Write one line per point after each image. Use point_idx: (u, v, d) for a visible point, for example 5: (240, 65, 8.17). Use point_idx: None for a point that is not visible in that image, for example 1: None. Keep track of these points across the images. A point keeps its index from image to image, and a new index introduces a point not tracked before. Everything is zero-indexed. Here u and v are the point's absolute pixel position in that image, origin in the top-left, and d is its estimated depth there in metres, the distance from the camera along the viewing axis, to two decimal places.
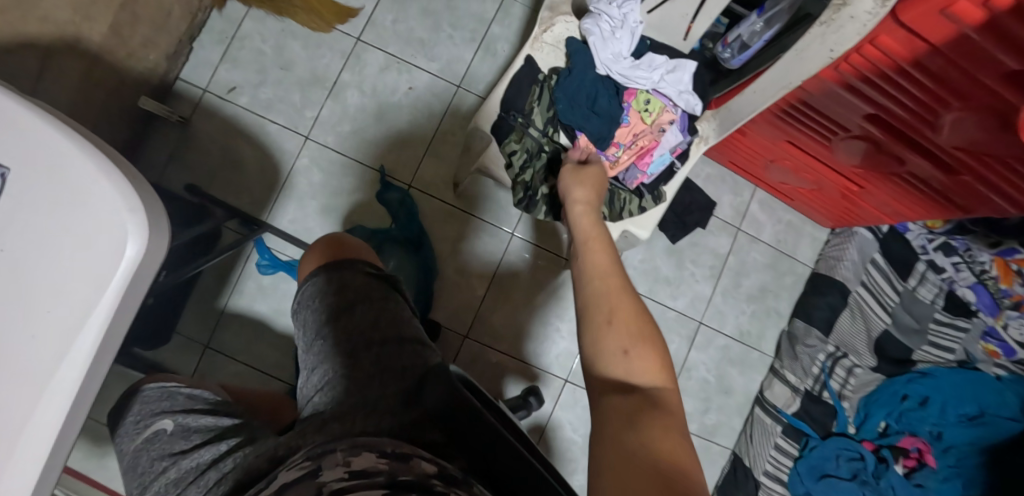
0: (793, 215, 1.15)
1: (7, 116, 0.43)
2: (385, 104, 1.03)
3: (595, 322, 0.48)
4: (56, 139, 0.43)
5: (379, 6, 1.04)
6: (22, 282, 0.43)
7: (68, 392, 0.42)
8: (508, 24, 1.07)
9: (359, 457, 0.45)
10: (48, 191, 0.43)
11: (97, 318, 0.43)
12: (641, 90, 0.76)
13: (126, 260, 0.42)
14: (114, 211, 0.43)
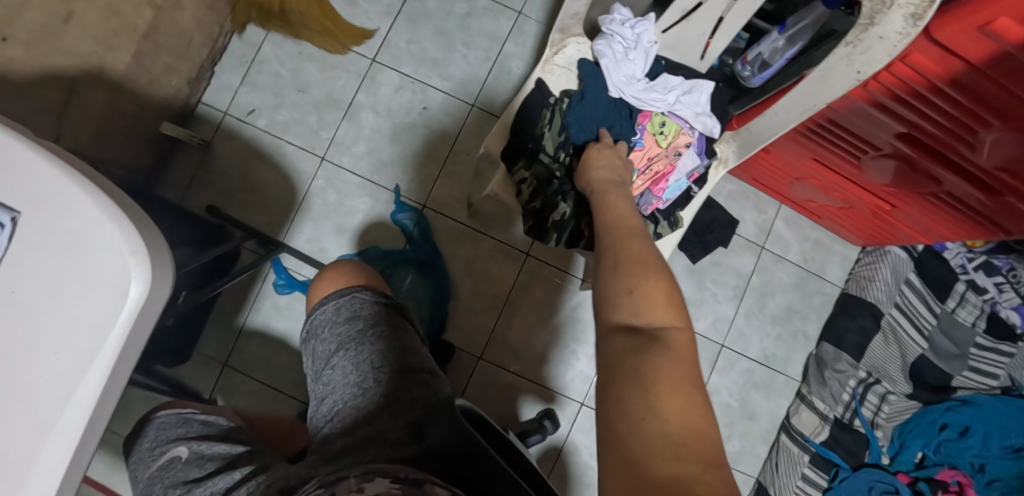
0: (821, 233, 1.10)
1: (15, 158, 0.41)
2: (399, 124, 1.03)
3: (606, 273, 0.47)
4: (62, 180, 0.40)
5: (394, 27, 1.05)
6: (25, 329, 0.39)
7: (70, 441, 0.39)
8: (522, 41, 1.06)
9: (373, 483, 0.44)
10: (54, 234, 0.40)
11: (98, 366, 0.39)
12: (656, 112, 0.74)
13: (130, 303, 0.39)
14: (116, 254, 0.39)
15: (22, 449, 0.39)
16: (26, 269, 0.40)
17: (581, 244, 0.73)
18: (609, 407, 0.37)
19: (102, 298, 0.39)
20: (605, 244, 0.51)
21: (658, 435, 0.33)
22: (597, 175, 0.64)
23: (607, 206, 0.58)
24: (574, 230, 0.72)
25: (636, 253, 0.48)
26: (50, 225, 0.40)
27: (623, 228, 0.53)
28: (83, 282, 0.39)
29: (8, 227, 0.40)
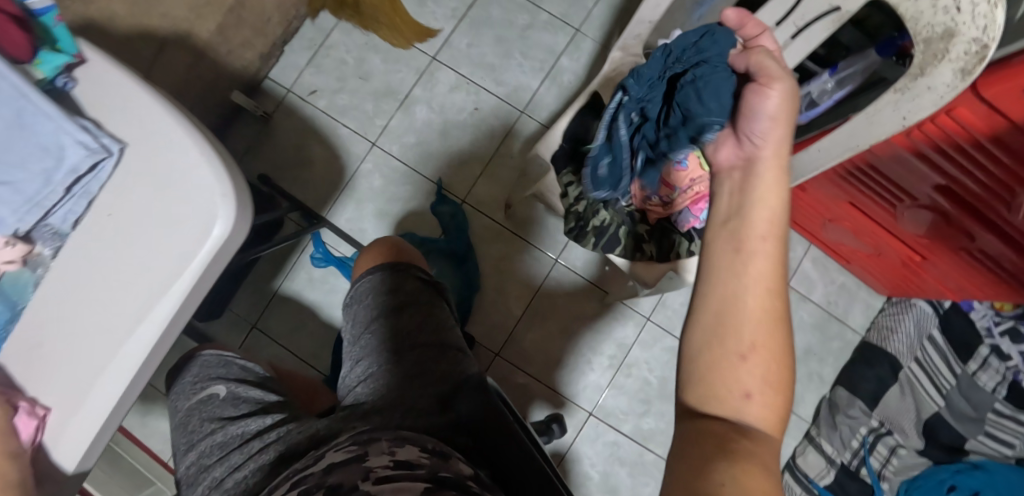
0: (847, 278, 1.11)
1: (133, 98, 0.45)
2: (450, 121, 1.08)
3: (726, 345, 0.40)
4: (171, 123, 0.44)
5: (457, 30, 1.10)
6: (118, 247, 0.44)
7: (137, 355, 0.42)
8: (577, 58, 1.10)
9: (403, 449, 0.48)
10: (155, 169, 0.44)
11: (171, 294, 0.42)
12: None
13: (212, 240, 0.42)
14: (209, 194, 0.43)
15: (91, 358, 0.43)
16: (125, 198, 0.44)
17: (618, 251, 0.76)
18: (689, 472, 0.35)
19: (188, 233, 0.43)
20: (737, 286, 0.42)
21: None
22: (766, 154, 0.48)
23: (760, 210, 0.45)
24: (611, 240, 0.75)
25: (769, 338, 0.40)
26: (151, 161, 0.44)
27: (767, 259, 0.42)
28: (172, 215, 0.43)
29: (117, 157, 0.44)
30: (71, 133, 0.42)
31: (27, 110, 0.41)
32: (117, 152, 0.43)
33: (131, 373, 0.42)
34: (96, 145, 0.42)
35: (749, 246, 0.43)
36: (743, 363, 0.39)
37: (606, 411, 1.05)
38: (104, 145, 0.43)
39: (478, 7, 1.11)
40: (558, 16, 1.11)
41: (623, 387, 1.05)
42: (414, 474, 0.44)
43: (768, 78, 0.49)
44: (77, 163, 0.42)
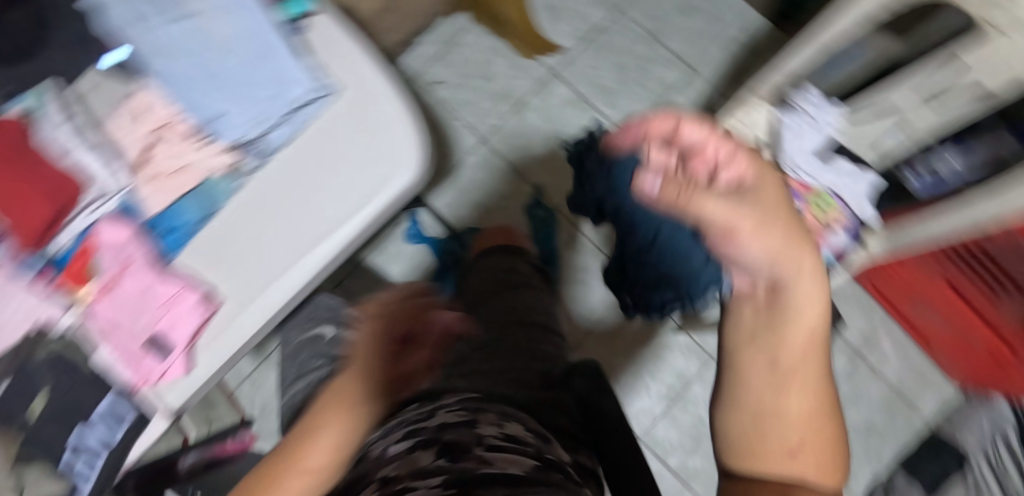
0: (924, 363, 1.09)
1: (351, 52, 0.52)
2: (559, 132, 1.13)
3: (759, 441, 0.30)
4: (380, 78, 0.52)
5: (581, 51, 1.17)
6: (311, 172, 0.51)
7: (313, 267, 0.50)
8: (689, 97, 1.15)
9: (511, 424, 0.52)
10: (357, 114, 0.51)
11: (353, 223, 0.50)
12: (819, 187, 0.79)
13: (397, 185, 0.50)
14: (401, 146, 0.50)
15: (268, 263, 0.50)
16: (326, 134, 0.51)
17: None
18: None
19: (377, 175, 0.50)
20: (775, 398, 0.30)
21: None
22: (797, 276, 0.31)
23: (810, 315, 0.31)
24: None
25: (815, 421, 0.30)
26: (354, 107, 0.51)
27: (819, 345, 0.31)
28: (363, 156, 0.50)
29: (329, 97, 0.51)
30: (304, 74, 0.51)
31: (271, 45, 0.51)
32: (332, 93, 0.51)
33: (302, 282, 0.50)
34: (320, 83, 0.51)
35: (789, 357, 0.30)
36: (784, 472, 0.29)
37: (655, 441, 1.05)
38: (324, 87, 0.51)
39: (605, 33, 1.18)
40: (677, 54, 1.17)
41: (676, 420, 1.06)
42: (524, 450, 0.48)
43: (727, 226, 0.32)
44: (301, 98, 0.51)
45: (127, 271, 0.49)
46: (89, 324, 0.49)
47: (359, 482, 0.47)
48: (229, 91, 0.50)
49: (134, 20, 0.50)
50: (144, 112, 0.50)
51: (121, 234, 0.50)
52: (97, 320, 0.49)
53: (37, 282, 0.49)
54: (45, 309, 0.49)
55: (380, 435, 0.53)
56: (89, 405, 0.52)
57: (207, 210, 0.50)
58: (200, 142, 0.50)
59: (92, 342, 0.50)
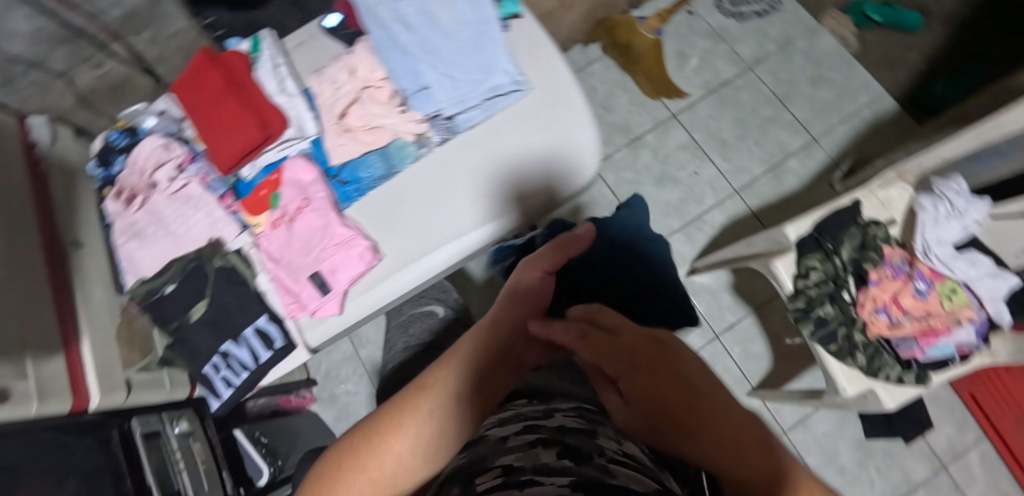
0: (1011, 488, 1.01)
1: (545, 56, 0.63)
2: (669, 174, 1.15)
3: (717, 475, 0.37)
4: (566, 81, 0.63)
5: (704, 99, 1.19)
6: (500, 154, 0.61)
7: (495, 230, 0.60)
8: (806, 164, 1.16)
9: (627, 444, 0.54)
10: (543, 109, 0.62)
11: (535, 199, 0.61)
12: (951, 277, 0.76)
13: (574, 172, 0.61)
14: (579, 140, 0.61)
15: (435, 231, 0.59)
16: (521, 125, 0.61)
17: (830, 349, 0.75)
18: None
19: (559, 161, 0.61)
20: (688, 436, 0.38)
21: None
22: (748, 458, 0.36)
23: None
24: (831, 334, 0.75)
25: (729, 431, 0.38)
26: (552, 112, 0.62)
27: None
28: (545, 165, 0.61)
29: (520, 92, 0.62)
30: (508, 67, 0.61)
31: (484, 36, 0.62)
32: (530, 90, 0.62)
33: (471, 249, 0.60)
34: (519, 78, 0.61)
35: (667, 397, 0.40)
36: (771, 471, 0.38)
37: None
38: (521, 82, 0.61)
39: (730, 87, 1.20)
40: (800, 121, 1.18)
41: None
42: (642, 471, 0.49)
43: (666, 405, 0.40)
44: (499, 86, 0.61)
45: (306, 207, 0.60)
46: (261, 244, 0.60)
47: (478, 461, 0.51)
48: (436, 68, 0.61)
49: None
50: (356, 73, 0.62)
51: (305, 174, 0.61)
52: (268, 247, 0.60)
53: (224, 201, 0.61)
54: (229, 228, 0.60)
55: (499, 428, 0.57)
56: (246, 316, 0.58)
57: (390, 167, 0.61)
58: (401, 109, 0.62)
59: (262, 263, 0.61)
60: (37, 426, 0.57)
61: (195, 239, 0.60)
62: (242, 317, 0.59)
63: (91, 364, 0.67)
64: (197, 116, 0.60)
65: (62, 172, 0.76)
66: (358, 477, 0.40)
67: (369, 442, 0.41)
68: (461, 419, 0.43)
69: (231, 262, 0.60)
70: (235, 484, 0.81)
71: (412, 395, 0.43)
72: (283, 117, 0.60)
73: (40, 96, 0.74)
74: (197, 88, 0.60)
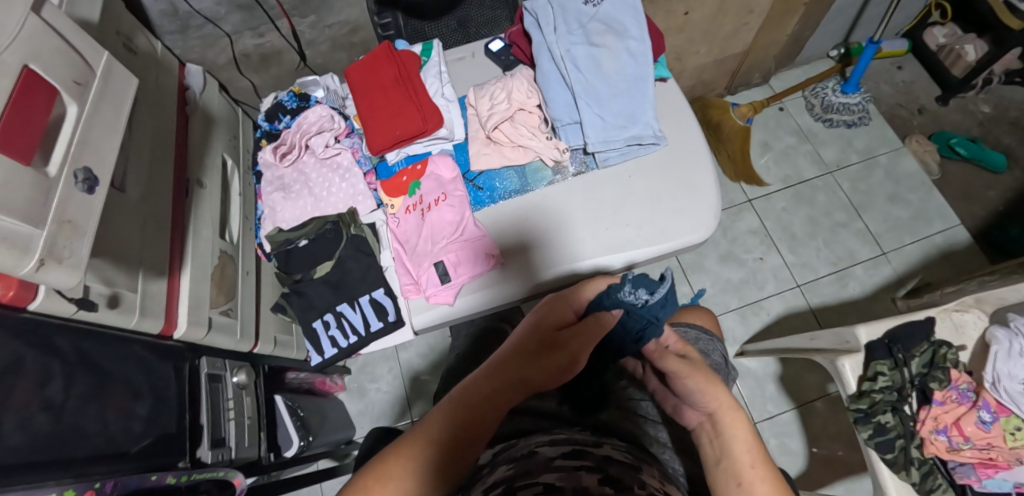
0: None
1: (683, 120, 0.77)
2: (735, 255, 1.26)
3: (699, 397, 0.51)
4: (697, 142, 0.76)
5: (780, 193, 1.31)
6: (634, 194, 0.73)
7: (623, 259, 0.72)
8: (871, 273, 1.23)
9: (672, 487, 0.51)
10: (674, 163, 0.75)
11: (664, 241, 0.72)
12: (1016, 415, 0.74)
13: (702, 225, 0.72)
14: (706, 196, 0.73)
15: (549, 254, 0.71)
16: (656, 176, 0.74)
17: (885, 456, 0.75)
18: (719, 462, 0.48)
19: (686, 211, 0.73)
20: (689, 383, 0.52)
21: (745, 465, 0.46)
22: (722, 410, 0.50)
23: (736, 442, 0.48)
24: (889, 444, 0.74)
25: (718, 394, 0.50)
26: (680, 170, 0.75)
27: (755, 462, 0.46)
28: (666, 222, 0.72)
29: (656, 145, 0.75)
30: (652, 122, 0.74)
31: (637, 91, 0.74)
32: (666, 147, 0.75)
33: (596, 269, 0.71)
34: (658, 133, 0.74)
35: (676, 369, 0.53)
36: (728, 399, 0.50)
37: None
38: (660, 137, 0.74)
39: (809, 186, 1.31)
40: (872, 232, 1.26)
41: None
42: None
43: (677, 374, 0.53)
44: (640, 136, 0.73)
45: (442, 200, 0.73)
46: (391, 224, 0.74)
47: (522, 475, 0.48)
48: (593, 109, 0.73)
49: (547, 32, 0.73)
50: (513, 96, 0.75)
51: (446, 173, 0.74)
52: (400, 232, 0.73)
53: (367, 178, 0.76)
54: (366, 202, 0.75)
55: (547, 446, 0.53)
56: (359, 291, 0.72)
57: (525, 184, 0.74)
58: (548, 135, 0.74)
59: (389, 240, 0.74)
60: (128, 339, 0.61)
61: (335, 203, 0.75)
62: (366, 285, 0.72)
63: (186, 295, 0.70)
64: (363, 98, 0.75)
65: (202, 116, 0.84)
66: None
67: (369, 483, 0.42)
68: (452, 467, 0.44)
69: (363, 232, 0.74)
70: (268, 449, 0.83)
71: (410, 441, 0.45)
72: (439, 116, 0.72)
73: (205, 48, 0.86)
74: (370, 77, 0.75)
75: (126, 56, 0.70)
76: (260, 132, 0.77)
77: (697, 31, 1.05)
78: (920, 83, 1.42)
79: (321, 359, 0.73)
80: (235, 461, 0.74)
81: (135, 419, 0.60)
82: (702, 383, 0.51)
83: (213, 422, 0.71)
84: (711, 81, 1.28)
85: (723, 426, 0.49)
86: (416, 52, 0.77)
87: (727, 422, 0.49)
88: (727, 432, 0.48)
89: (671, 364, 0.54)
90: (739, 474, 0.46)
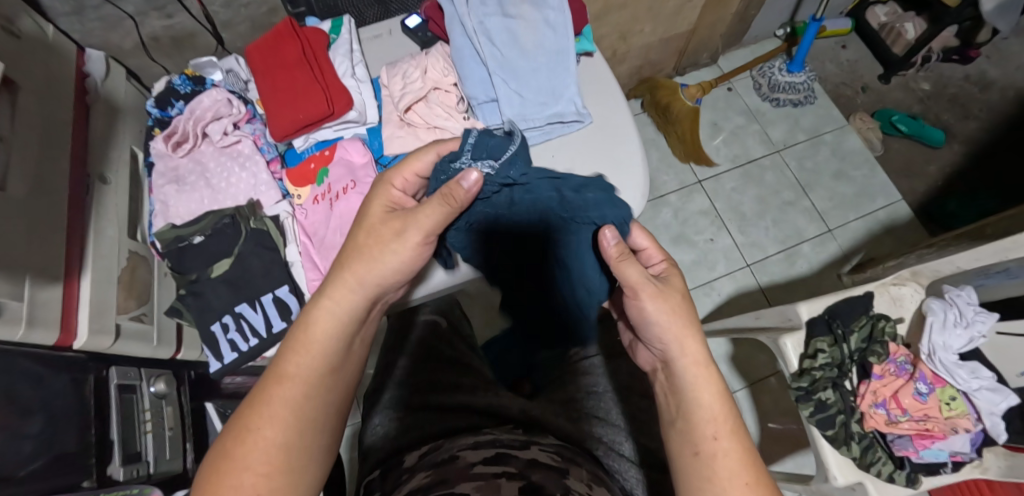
0: None
1: (610, 97, 0.75)
2: (686, 237, 1.25)
3: (673, 347, 0.51)
4: (624, 119, 0.74)
5: (729, 173, 1.31)
6: (559, 174, 0.71)
7: None
8: (818, 251, 1.24)
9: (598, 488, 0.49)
10: (600, 141, 0.73)
11: None
12: (951, 385, 0.74)
13: (630, 203, 0.70)
14: (633, 173, 0.71)
15: None
16: (579, 156, 0.72)
17: (826, 433, 0.76)
18: (685, 420, 0.49)
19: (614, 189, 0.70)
20: (661, 328, 0.51)
21: (709, 421, 0.48)
22: (686, 361, 0.51)
23: (701, 403, 0.49)
24: (829, 419, 0.75)
25: (692, 348, 0.51)
26: (607, 148, 0.72)
27: (717, 417, 0.48)
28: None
29: (581, 123, 0.72)
30: (573, 98, 0.72)
31: (557, 67, 0.72)
32: (590, 125, 0.73)
33: None
34: (582, 109, 0.72)
35: (647, 297, 0.51)
36: (698, 353, 0.51)
37: None
38: (583, 114, 0.72)
39: (757, 165, 1.31)
40: (819, 210, 1.28)
41: None
42: None
43: (635, 289, 0.52)
44: (562, 114, 0.71)
45: (351, 188, 0.68)
46: (298, 215, 0.71)
47: (437, 484, 0.45)
48: (508, 84, 0.71)
49: (460, 5, 0.71)
50: (428, 74, 0.72)
51: (357, 157, 0.71)
52: (308, 222, 0.70)
53: (271, 166, 0.73)
54: (269, 194, 0.71)
55: (470, 450, 0.51)
56: (263, 288, 0.68)
57: None
58: (465, 115, 0.72)
59: (295, 233, 0.71)
60: (15, 352, 0.55)
61: (234, 195, 0.71)
62: (267, 283, 0.68)
63: (86, 301, 0.65)
64: (266, 81, 0.71)
65: (104, 105, 0.77)
66: (240, 473, 0.43)
67: (243, 432, 0.45)
68: (328, 391, 0.48)
69: (265, 225, 0.70)
70: (195, 460, 0.78)
71: (276, 386, 0.46)
72: (346, 96, 0.70)
73: (106, 32, 0.79)
74: (272, 57, 0.71)
75: (5, 39, 0.63)
76: (151, 119, 0.71)
77: (639, 9, 1.02)
78: (864, 61, 1.42)
79: (220, 366, 0.67)
80: (154, 476, 0.69)
81: (26, 437, 0.54)
82: (671, 327, 0.51)
83: (124, 437, 0.66)
84: (658, 61, 1.27)
85: (688, 384, 0.50)
86: (324, 29, 0.74)
87: (692, 376, 0.50)
88: (692, 392, 0.50)
89: (630, 275, 0.51)
90: (701, 436, 0.48)
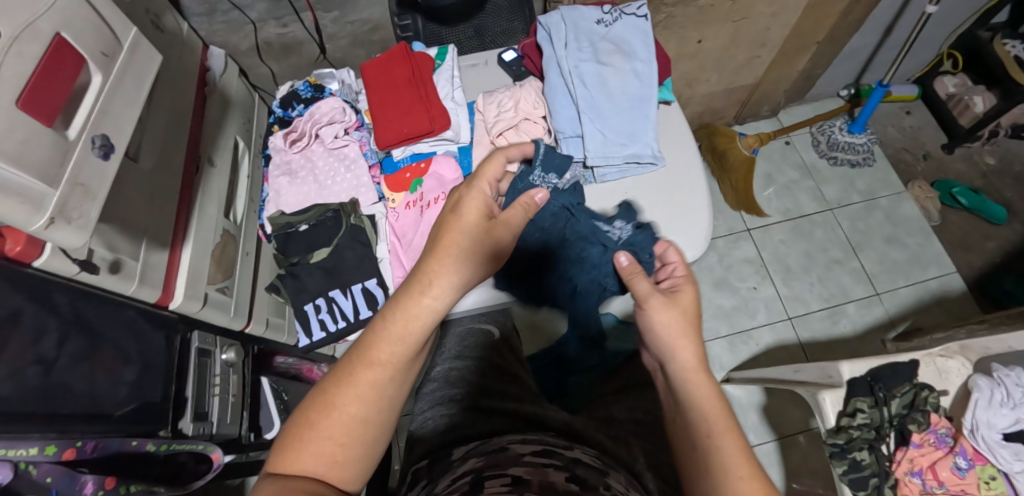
0: None
1: (683, 141, 0.80)
2: (727, 283, 1.28)
3: (671, 350, 0.51)
4: (694, 163, 0.78)
5: (778, 226, 1.32)
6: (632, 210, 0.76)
7: None
8: (862, 312, 1.24)
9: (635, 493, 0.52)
10: (670, 183, 0.77)
11: None
12: (993, 464, 0.74)
13: (694, 244, 0.74)
14: (699, 216, 0.75)
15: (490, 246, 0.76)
16: (651, 195, 0.77)
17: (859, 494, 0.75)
18: (688, 427, 0.48)
19: (679, 229, 0.75)
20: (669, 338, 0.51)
21: (708, 421, 0.47)
22: (682, 353, 0.50)
23: (702, 405, 0.48)
24: (863, 481, 0.75)
25: (690, 354, 0.50)
26: (676, 189, 0.77)
27: (716, 418, 0.47)
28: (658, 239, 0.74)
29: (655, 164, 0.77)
30: (650, 141, 0.77)
31: (638, 110, 0.77)
32: (663, 168, 0.78)
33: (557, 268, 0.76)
34: (658, 154, 0.77)
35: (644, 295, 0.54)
36: (691, 358, 0.50)
37: None
38: (658, 158, 0.77)
39: (808, 221, 1.33)
40: (867, 272, 1.28)
41: None
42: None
43: (643, 300, 0.54)
44: (639, 155, 0.76)
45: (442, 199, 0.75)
46: (390, 217, 0.77)
47: (491, 467, 0.50)
48: (594, 124, 0.76)
49: (559, 48, 0.78)
50: (520, 106, 0.79)
51: (448, 173, 0.77)
52: (397, 225, 0.76)
53: (372, 171, 0.81)
54: (368, 194, 0.79)
55: (519, 443, 0.55)
56: (349, 279, 0.75)
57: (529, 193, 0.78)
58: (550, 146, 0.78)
59: (386, 232, 0.77)
60: (123, 305, 0.62)
61: (336, 192, 0.79)
62: (357, 274, 0.75)
63: (185, 268, 0.71)
64: (377, 94, 0.80)
65: (219, 98, 0.86)
66: (323, 442, 0.45)
67: (328, 403, 0.46)
68: (410, 372, 0.49)
69: (362, 222, 0.77)
70: (249, 429, 0.83)
71: (363, 368, 0.46)
72: (446, 119, 0.77)
73: (229, 33, 0.88)
74: (385, 76, 0.81)
75: (153, 33, 0.72)
76: (274, 118, 0.81)
77: (709, 59, 1.07)
78: (927, 130, 1.44)
79: (308, 341, 0.76)
80: (215, 437, 0.74)
81: (122, 384, 0.61)
82: (670, 335, 0.51)
83: (197, 395, 0.72)
84: (720, 109, 1.30)
85: (689, 393, 0.49)
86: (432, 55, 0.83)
87: (685, 378, 0.50)
88: (692, 398, 0.48)
89: (640, 287, 0.55)
90: (700, 434, 0.47)
